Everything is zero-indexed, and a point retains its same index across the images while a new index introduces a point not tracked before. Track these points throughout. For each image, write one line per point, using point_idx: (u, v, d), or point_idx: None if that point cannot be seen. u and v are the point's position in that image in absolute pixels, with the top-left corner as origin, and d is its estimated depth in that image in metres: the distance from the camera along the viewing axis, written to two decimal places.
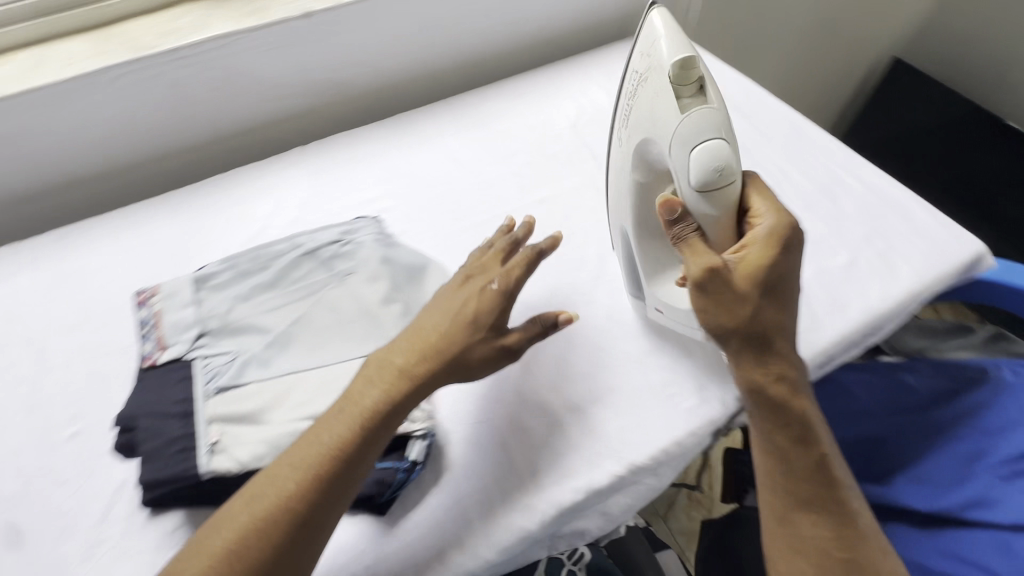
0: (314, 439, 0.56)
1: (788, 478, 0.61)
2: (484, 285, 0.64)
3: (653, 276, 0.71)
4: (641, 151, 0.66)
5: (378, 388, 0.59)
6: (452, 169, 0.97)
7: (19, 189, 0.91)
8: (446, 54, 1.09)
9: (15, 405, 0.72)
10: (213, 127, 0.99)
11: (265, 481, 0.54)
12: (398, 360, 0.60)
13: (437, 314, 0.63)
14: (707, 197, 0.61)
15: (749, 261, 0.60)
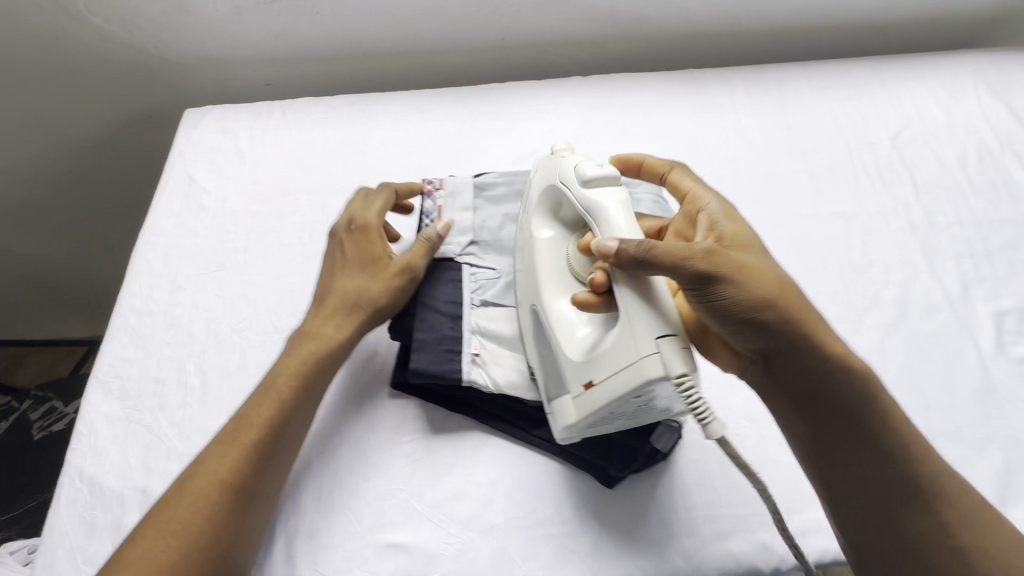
0: (251, 417, 0.54)
1: (907, 478, 0.51)
2: (346, 229, 0.66)
3: (564, 347, 0.56)
4: (531, 213, 0.65)
5: (306, 331, 0.61)
6: (740, 148, 0.87)
7: (327, 48, 0.97)
8: (761, 16, 0.96)
9: (297, 248, 0.78)
10: (505, 34, 0.96)
11: (281, 373, 0.57)
12: (309, 334, 0.61)
13: (343, 279, 0.64)
14: (591, 197, 0.57)
15: (690, 253, 0.50)
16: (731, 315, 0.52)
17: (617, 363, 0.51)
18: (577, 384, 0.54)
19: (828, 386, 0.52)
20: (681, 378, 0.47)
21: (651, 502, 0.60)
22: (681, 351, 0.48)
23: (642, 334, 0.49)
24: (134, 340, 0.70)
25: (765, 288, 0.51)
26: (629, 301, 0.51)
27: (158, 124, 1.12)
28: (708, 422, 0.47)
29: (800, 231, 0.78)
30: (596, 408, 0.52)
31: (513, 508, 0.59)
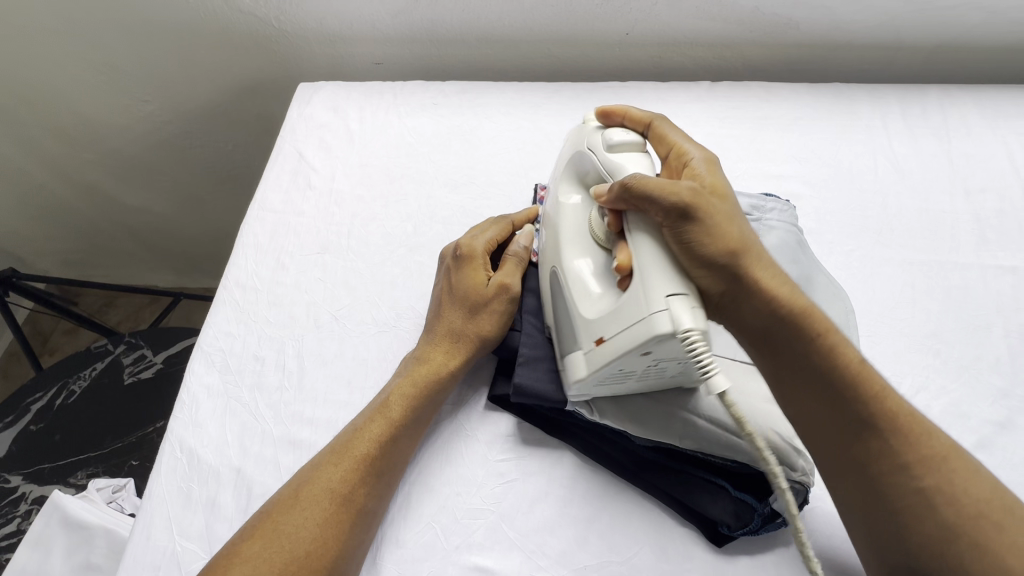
0: (366, 433, 0.56)
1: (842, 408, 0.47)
2: (451, 256, 0.65)
3: (580, 304, 0.55)
4: (559, 182, 0.64)
5: (418, 354, 0.62)
6: (890, 179, 0.77)
7: (443, 31, 0.94)
8: (928, 29, 0.85)
9: (399, 238, 0.76)
10: (631, 29, 0.90)
11: (393, 393, 0.59)
12: (427, 354, 0.61)
13: (448, 308, 0.63)
14: (616, 160, 0.57)
15: (673, 189, 0.49)
16: (697, 255, 0.48)
17: (627, 318, 0.49)
18: (590, 340, 0.52)
19: (793, 338, 0.49)
20: (687, 333, 0.45)
21: (765, 570, 0.54)
22: (692, 307, 0.46)
23: (653, 289, 0.47)
24: (237, 315, 0.71)
25: (728, 241, 0.49)
26: (640, 244, 0.50)
27: (265, 95, 1.14)
28: (711, 376, 0.44)
29: (959, 282, 0.69)
30: (606, 363, 0.50)
31: (608, 551, 0.55)
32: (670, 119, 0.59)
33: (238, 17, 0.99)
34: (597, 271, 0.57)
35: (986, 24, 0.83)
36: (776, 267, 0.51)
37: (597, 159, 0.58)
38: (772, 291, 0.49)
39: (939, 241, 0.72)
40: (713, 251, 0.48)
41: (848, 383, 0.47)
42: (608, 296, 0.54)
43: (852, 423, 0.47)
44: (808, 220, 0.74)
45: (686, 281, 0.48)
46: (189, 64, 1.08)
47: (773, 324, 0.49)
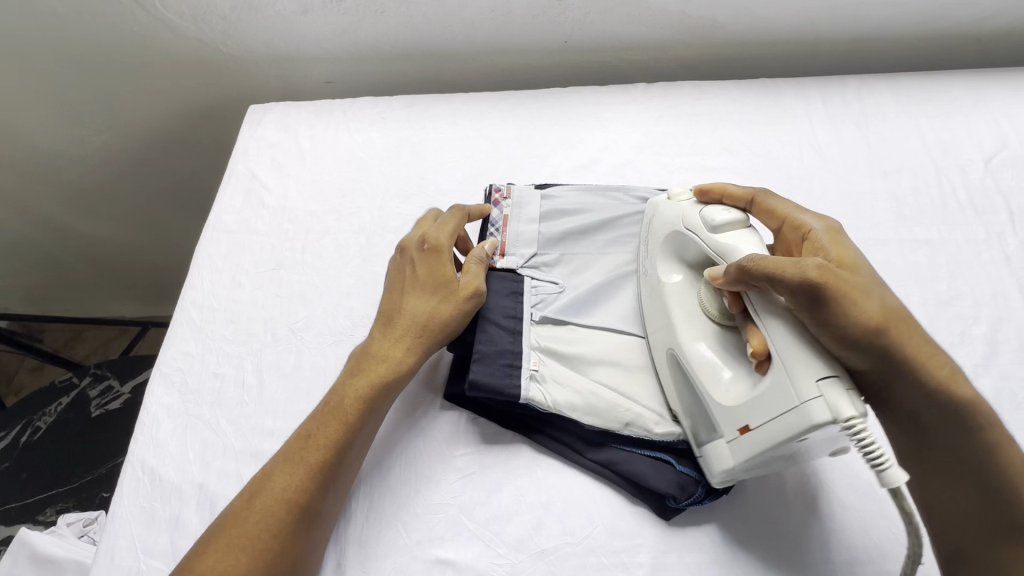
0: (319, 437, 0.56)
1: (988, 499, 0.48)
2: (417, 248, 0.66)
3: (713, 390, 0.54)
4: (653, 257, 0.64)
5: (375, 348, 0.62)
6: (814, 166, 0.82)
7: (389, 48, 0.97)
8: (842, 24, 0.91)
9: (354, 250, 0.78)
10: (568, 37, 0.94)
11: (343, 393, 0.59)
12: (388, 350, 0.62)
13: (411, 300, 0.64)
14: (725, 241, 0.56)
15: (799, 267, 0.48)
16: (841, 334, 0.47)
17: (774, 408, 0.48)
18: (733, 429, 0.52)
19: (938, 419, 0.49)
20: (851, 422, 0.44)
21: (712, 538, 0.57)
22: (846, 392, 0.45)
23: (801, 376, 0.46)
24: (196, 335, 0.72)
25: (872, 315, 0.47)
26: (774, 328, 0.49)
27: (218, 119, 1.15)
28: (886, 468, 0.43)
29: (880, 257, 0.73)
30: (761, 454, 0.49)
31: (564, 534, 0.58)
32: (773, 194, 0.60)
33: (186, 45, 1.01)
34: (722, 353, 0.56)
35: (894, 18, 0.90)
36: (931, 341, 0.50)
37: (700, 240, 0.58)
38: (928, 368, 0.48)
39: (861, 220, 0.77)
40: (863, 339, 0.47)
41: (989, 467, 0.48)
42: (740, 380, 0.53)
43: (1001, 516, 0.48)
44: None
45: (831, 361, 0.46)
46: (140, 92, 1.09)
47: (928, 405, 0.49)
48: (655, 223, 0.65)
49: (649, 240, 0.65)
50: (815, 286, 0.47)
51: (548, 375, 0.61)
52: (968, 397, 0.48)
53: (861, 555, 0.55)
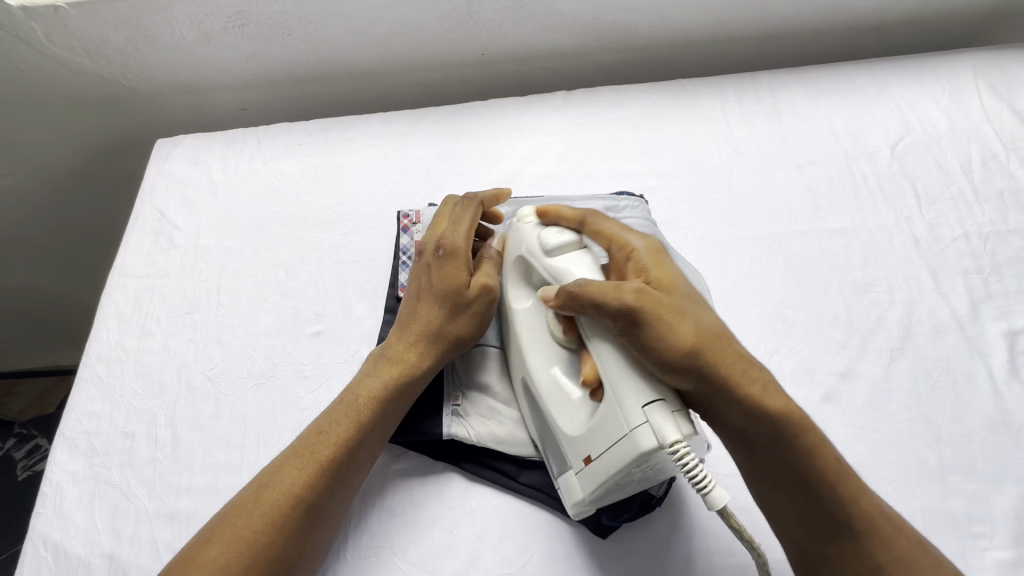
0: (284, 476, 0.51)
1: (812, 507, 0.47)
2: (433, 252, 0.61)
3: (561, 421, 0.53)
4: (504, 283, 0.61)
5: (385, 354, 0.59)
6: (733, 163, 0.83)
7: (301, 70, 0.94)
8: (748, 21, 0.93)
9: (272, 286, 0.74)
10: (486, 49, 0.93)
11: (326, 423, 0.54)
12: (393, 354, 0.58)
13: (421, 303, 0.60)
14: (559, 266, 0.54)
15: (617, 294, 0.48)
16: (655, 356, 0.46)
17: (610, 434, 0.47)
18: (578, 460, 0.51)
19: (759, 436, 0.47)
20: (675, 446, 0.43)
21: (649, 552, 0.56)
22: (672, 415, 0.45)
23: (629, 403, 0.46)
24: (102, 392, 0.67)
25: (687, 338, 0.46)
26: (603, 354, 0.49)
27: (130, 153, 1.09)
28: (710, 492, 0.43)
29: (798, 249, 0.75)
30: (600, 484, 0.49)
31: (501, 564, 0.56)
32: (602, 214, 0.58)
33: (83, 79, 0.95)
34: (573, 376, 0.55)
35: (799, 12, 0.92)
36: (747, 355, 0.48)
37: (540, 266, 0.56)
38: (746, 384, 0.47)
39: (779, 214, 0.78)
40: (672, 364, 0.46)
41: (815, 480, 0.46)
42: (583, 406, 0.52)
43: (829, 523, 0.46)
44: (663, 212, 0.79)
45: (651, 384, 0.46)
46: (40, 133, 1.02)
47: (750, 425, 0.47)
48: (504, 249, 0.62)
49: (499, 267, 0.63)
50: (631, 308, 0.47)
51: (470, 409, 0.62)
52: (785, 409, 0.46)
53: None
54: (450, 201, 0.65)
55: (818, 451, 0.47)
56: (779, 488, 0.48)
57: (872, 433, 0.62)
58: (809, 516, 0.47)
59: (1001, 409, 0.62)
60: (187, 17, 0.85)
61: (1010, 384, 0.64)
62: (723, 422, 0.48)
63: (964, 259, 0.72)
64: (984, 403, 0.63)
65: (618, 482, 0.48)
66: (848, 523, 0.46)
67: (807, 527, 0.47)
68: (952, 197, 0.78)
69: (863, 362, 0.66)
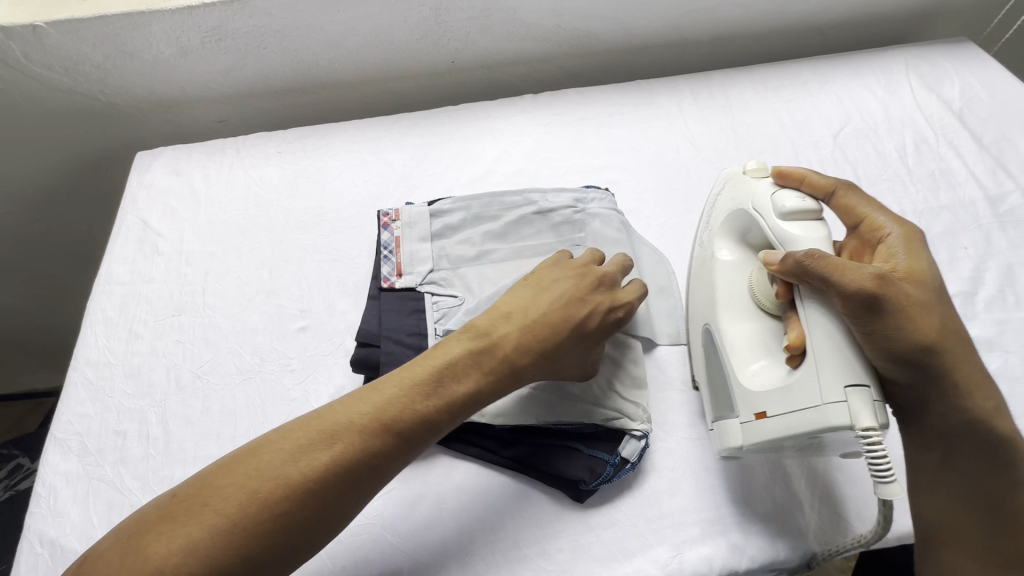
0: (289, 452, 0.48)
1: (979, 505, 0.52)
2: (594, 302, 0.59)
3: (740, 375, 0.56)
4: (715, 229, 0.66)
5: (486, 346, 0.56)
6: (690, 155, 0.89)
7: (278, 81, 0.98)
8: (700, 25, 0.99)
9: (256, 286, 0.77)
10: (455, 57, 0.98)
11: (355, 404, 0.51)
12: (480, 359, 0.55)
13: (543, 319, 0.57)
14: (788, 230, 0.56)
15: (858, 276, 0.48)
16: (894, 349, 0.48)
17: (798, 401, 0.50)
18: (749, 412, 0.54)
19: (964, 436, 0.52)
20: (869, 433, 0.47)
21: (624, 513, 0.60)
22: (870, 404, 0.47)
23: (829, 379, 0.49)
24: (91, 394, 0.69)
25: (929, 333, 0.49)
26: (817, 325, 0.51)
27: (108, 169, 1.11)
28: (890, 483, 0.46)
29: None
30: (769, 439, 0.52)
31: (487, 532, 0.60)
32: (854, 190, 0.58)
33: (62, 97, 0.97)
34: (756, 336, 0.58)
35: (746, 15, 0.99)
36: (975, 364, 0.51)
37: (768, 224, 0.58)
38: (967, 392, 0.51)
39: None
40: (915, 351, 0.48)
41: (996, 487, 0.52)
42: (772, 370, 0.55)
43: (987, 524, 0.52)
44: (628, 203, 0.84)
45: (866, 371, 0.49)
46: (19, 153, 1.03)
47: (959, 423, 0.52)
48: (727, 201, 0.65)
49: (713, 219, 0.67)
50: (878, 297, 0.48)
51: None
52: (994, 419, 0.51)
53: (758, 505, 0.60)
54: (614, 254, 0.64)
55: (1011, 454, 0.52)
56: (958, 479, 0.53)
57: None
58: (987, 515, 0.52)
59: None
60: (164, 33, 0.87)
61: None
62: (923, 418, 0.53)
63: None
64: None
65: (787, 442, 0.52)
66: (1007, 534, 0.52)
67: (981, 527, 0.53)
68: (889, 179, 0.85)
69: None
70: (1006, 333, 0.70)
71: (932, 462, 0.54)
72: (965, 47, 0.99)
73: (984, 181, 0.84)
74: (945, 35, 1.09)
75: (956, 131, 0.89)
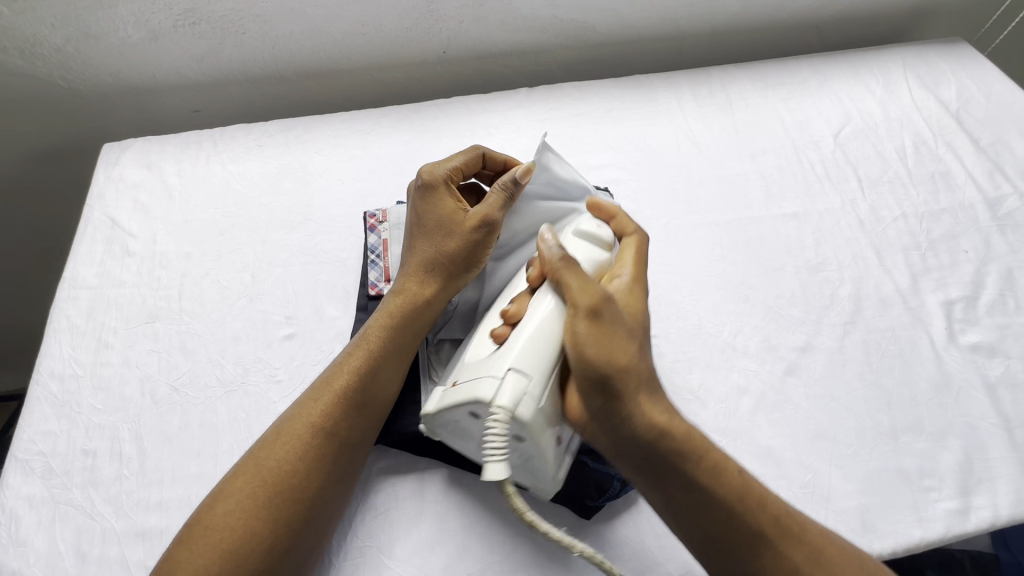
0: (249, 478, 0.51)
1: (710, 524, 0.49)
2: (439, 189, 0.62)
3: (469, 350, 0.55)
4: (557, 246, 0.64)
5: (393, 289, 0.62)
6: (690, 154, 0.86)
7: (256, 69, 0.92)
8: (700, 20, 0.97)
9: (237, 290, 0.72)
10: (447, 47, 0.93)
11: (288, 421, 0.54)
12: (388, 305, 0.61)
13: (421, 240, 0.62)
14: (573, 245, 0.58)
15: (585, 286, 0.52)
16: (592, 351, 0.49)
17: (476, 375, 0.51)
18: (451, 379, 0.54)
19: (667, 458, 0.49)
20: (495, 409, 0.48)
21: (633, 530, 0.58)
22: (519, 390, 0.48)
23: (502, 363, 0.50)
24: (56, 410, 0.63)
25: (623, 355, 0.50)
26: (536, 307, 0.53)
27: (69, 160, 1.03)
28: (493, 462, 0.47)
29: (756, 233, 0.79)
30: (446, 404, 0.52)
31: (489, 553, 0.56)
32: (646, 240, 0.60)
33: (17, 81, 0.89)
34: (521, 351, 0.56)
35: (745, 10, 0.97)
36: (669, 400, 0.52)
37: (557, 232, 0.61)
38: (662, 419, 0.50)
39: (736, 202, 0.82)
40: (608, 366, 0.49)
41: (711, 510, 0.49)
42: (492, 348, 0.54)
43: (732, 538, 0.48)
44: (628, 203, 0.82)
45: (540, 367, 0.50)
46: None
47: (654, 448, 0.49)
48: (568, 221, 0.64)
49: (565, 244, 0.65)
50: (594, 304, 0.51)
51: None
52: (698, 442, 0.50)
53: None
54: (470, 147, 0.66)
55: (720, 468, 0.49)
56: (672, 495, 0.50)
57: (831, 401, 0.66)
58: (704, 527, 0.49)
59: (948, 374, 0.67)
60: (131, 15, 0.81)
61: (951, 350, 0.69)
62: (627, 446, 0.50)
63: (904, 237, 0.78)
64: (932, 368, 0.68)
65: (458, 415, 0.52)
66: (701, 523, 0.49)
67: (691, 529, 0.50)
68: (890, 181, 0.84)
69: (819, 336, 0.70)
70: (1008, 338, 0.70)
71: (638, 485, 0.51)
72: (960, 47, 0.98)
73: (984, 183, 0.83)
74: (938, 36, 1.09)
75: (954, 131, 0.88)
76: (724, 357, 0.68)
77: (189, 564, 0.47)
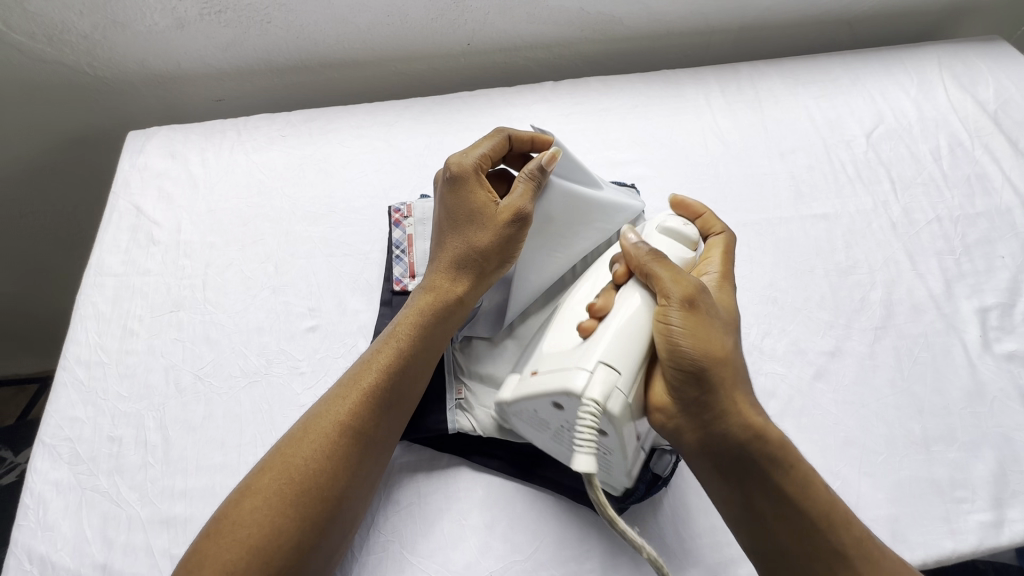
0: (277, 474, 0.50)
1: (791, 530, 0.47)
2: (469, 179, 0.61)
3: (548, 344, 0.56)
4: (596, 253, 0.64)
5: (424, 285, 0.62)
6: (718, 152, 0.85)
7: (281, 59, 0.91)
8: (729, 15, 0.95)
9: (261, 281, 0.72)
10: (471, 39, 0.92)
11: (315, 418, 0.53)
12: (419, 302, 0.60)
13: (451, 235, 0.61)
14: (660, 238, 0.59)
15: (681, 278, 0.51)
16: (690, 343, 0.48)
17: (561, 366, 0.51)
18: (530, 370, 0.55)
19: (756, 462, 0.48)
20: (587, 404, 0.47)
21: (658, 533, 0.57)
22: (609, 385, 0.48)
23: (591, 355, 0.50)
24: (83, 396, 0.64)
25: (718, 349, 0.49)
26: (629, 295, 0.53)
27: (94, 147, 1.03)
28: (582, 452, 0.46)
29: (786, 233, 0.77)
30: (527, 394, 0.52)
31: (511, 552, 0.56)
32: (734, 241, 0.61)
33: (44, 68, 0.90)
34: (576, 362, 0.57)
35: (777, 5, 0.94)
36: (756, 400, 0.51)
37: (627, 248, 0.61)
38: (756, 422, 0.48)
39: (765, 201, 0.80)
40: (704, 360, 0.48)
41: (795, 517, 0.47)
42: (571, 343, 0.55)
43: (815, 547, 0.47)
44: (654, 201, 0.81)
45: (630, 362, 0.49)
46: None
47: (742, 448, 0.48)
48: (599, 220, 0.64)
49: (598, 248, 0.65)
50: (689, 295, 0.50)
51: (471, 401, 0.62)
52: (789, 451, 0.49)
53: None
54: (495, 133, 0.64)
55: (807, 481, 0.48)
56: (757, 500, 0.48)
57: (861, 408, 0.64)
58: (782, 531, 0.48)
59: (983, 383, 0.66)
60: (158, 2, 0.81)
61: (985, 359, 0.67)
62: (714, 445, 0.49)
63: (937, 242, 0.76)
64: (966, 377, 0.66)
65: (538, 405, 0.52)
66: (783, 530, 0.48)
67: (772, 535, 0.48)
68: (924, 182, 0.82)
69: (849, 340, 0.69)
70: None
71: (718, 484, 0.50)
72: (999, 46, 0.95)
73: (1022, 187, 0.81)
74: (974, 34, 1.06)
75: (992, 133, 0.86)
76: (752, 361, 0.67)
77: (215, 560, 0.46)
